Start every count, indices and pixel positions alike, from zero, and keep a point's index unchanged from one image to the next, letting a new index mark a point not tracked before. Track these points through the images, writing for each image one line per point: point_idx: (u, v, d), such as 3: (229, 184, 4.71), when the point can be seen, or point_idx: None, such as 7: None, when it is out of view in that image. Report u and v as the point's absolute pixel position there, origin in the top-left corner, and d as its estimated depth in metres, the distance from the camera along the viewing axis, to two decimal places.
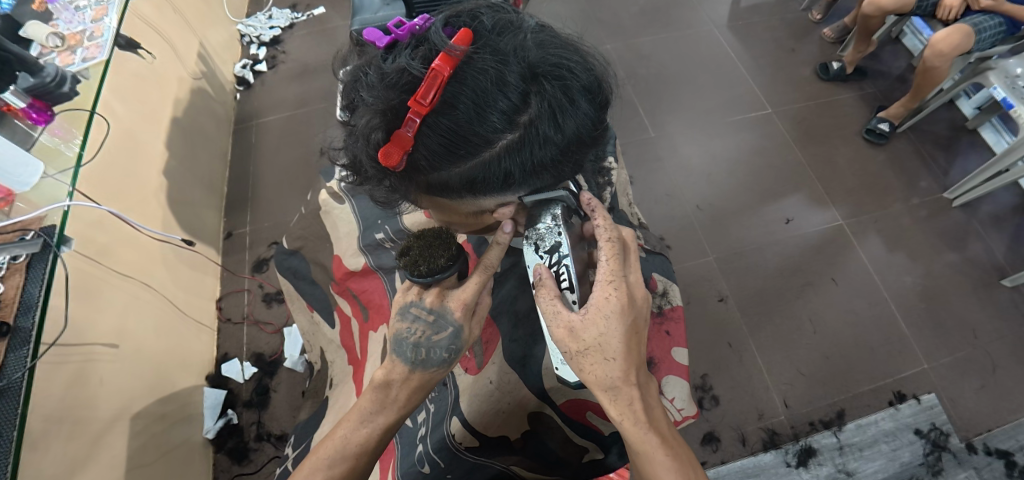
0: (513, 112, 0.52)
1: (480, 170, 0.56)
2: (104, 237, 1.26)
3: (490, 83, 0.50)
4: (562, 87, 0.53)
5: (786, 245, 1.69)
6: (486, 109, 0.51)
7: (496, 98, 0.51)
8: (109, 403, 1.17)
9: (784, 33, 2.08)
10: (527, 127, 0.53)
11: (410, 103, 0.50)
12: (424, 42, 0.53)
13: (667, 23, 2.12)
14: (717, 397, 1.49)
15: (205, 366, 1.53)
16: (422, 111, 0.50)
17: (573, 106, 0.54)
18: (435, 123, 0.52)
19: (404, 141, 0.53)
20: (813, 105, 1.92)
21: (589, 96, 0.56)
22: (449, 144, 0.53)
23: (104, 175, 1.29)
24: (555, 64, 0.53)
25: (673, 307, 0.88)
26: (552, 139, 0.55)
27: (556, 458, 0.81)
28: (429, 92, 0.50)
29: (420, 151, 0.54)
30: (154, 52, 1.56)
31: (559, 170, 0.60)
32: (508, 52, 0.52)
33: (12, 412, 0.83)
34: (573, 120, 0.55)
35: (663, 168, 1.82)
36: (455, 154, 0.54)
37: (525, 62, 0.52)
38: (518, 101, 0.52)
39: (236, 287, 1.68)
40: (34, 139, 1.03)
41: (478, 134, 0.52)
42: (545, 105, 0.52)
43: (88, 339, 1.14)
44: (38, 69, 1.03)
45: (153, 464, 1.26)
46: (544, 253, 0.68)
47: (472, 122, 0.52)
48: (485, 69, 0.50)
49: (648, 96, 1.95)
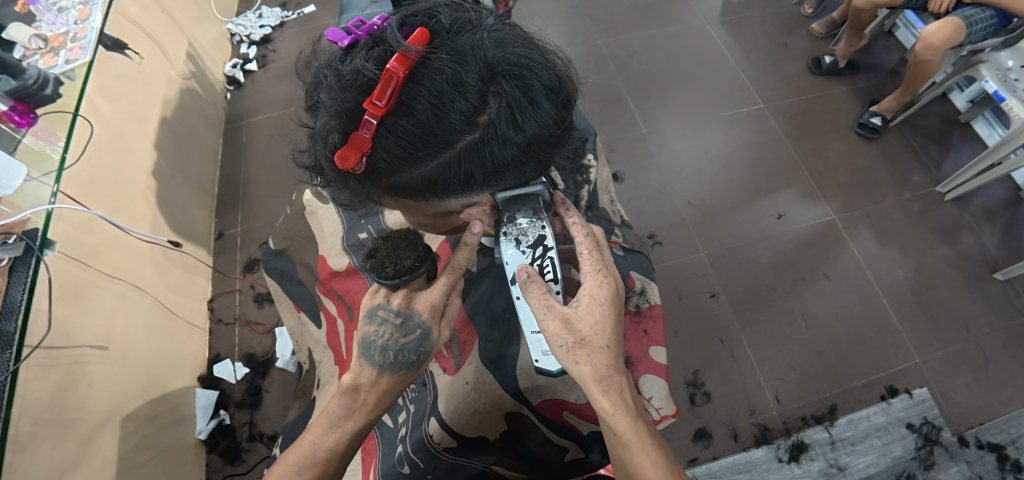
0: (472, 113, 0.52)
1: (441, 171, 0.55)
2: (91, 239, 1.25)
3: (446, 83, 0.50)
4: (522, 86, 0.52)
5: (778, 240, 1.68)
6: (443, 110, 0.51)
7: (453, 99, 0.50)
8: (99, 405, 1.18)
9: (776, 27, 2.07)
10: (486, 128, 0.53)
11: (365, 105, 0.50)
12: (380, 43, 0.53)
13: (658, 18, 2.10)
14: (709, 393, 1.49)
15: (197, 366, 1.53)
16: (378, 113, 0.50)
17: (534, 106, 0.54)
18: (393, 125, 0.51)
19: (361, 143, 0.52)
20: (805, 99, 1.91)
21: (551, 96, 0.56)
22: (407, 146, 0.53)
23: (92, 177, 1.29)
24: (515, 63, 0.52)
25: (651, 306, 0.87)
26: (512, 139, 0.54)
27: (535, 458, 0.82)
28: (384, 94, 0.49)
29: (379, 153, 0.54)
30: (143, 54, 1.56)
31: (523, 170, 0.60)
32: (466, 52, 0.51)
33: None
34: (534, 120, 0.54)
35: (655, 164, 1.81)
36: (415, 155, 0.54)
37: (483, 62, 0.51)
38: (476, 102, 0.51)
39: (228, 287, 1.68)
40: (17, 141, 1.04)
41: (436, 136, 0.52)
42: (504, 106, 0.52)
43: (75, 341, 1.14)
44: (20, 72, 1.03)
45: (145, 464, 1.27)
46: (527, 248, 0.67)
47: (430, 123, 0.51)
48: (441, 70, 0.50)
49: (640, 92, 1.94)
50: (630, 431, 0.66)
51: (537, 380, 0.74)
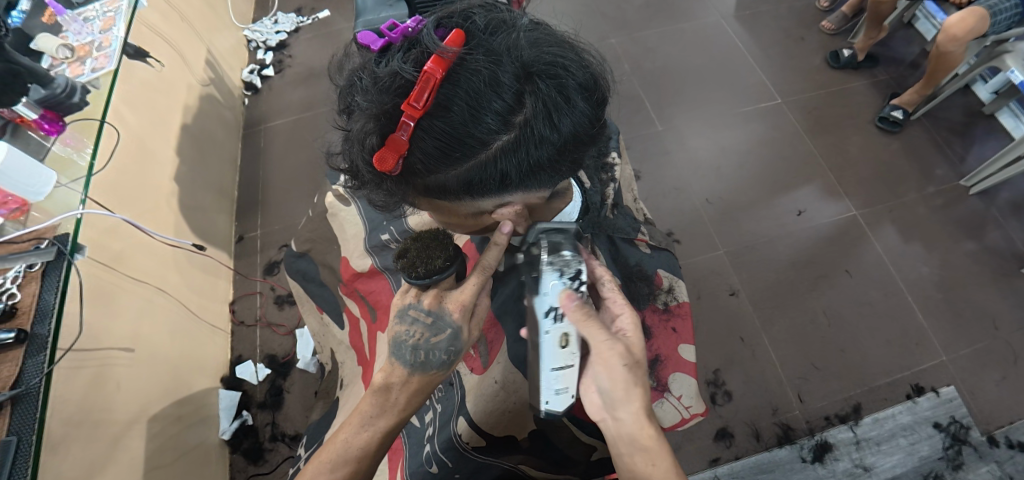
0: (508, 114, 0.51)
1: (476, 171, 0.55)
2: (115, 243, 1.27)
3: (482, 83, 0.49)
4: (557, 86, 0.52)
5: (799, 237, 1.67)
6: (480, 110, 0.50)
7: (491, 100, 0.50)
8: (126, 406, 1.20)
9: (792, 22, 2.05)
10: (522, 128, 0.52)
11: (403, 107, 0.49)
12: (415, 45, 0.52)
13: (673, 15, 2.09)
14: (730, 392, 1.48)
15: (220, 368, 1.55)
16: (416, 115, 0.50)
17: (568, 104, 0.53)
18: (429, 127, 0.51)
19: (399, 145, 0.52)
20: (824, 94, 1.88)
21: (586, 94, 0.55)
22: (443, 147, 0.52)
23: (118, 183, 1.31)
24: (550, 62, 0.52)
25: (680, 304, 0.87)
26: (547, 139, 0.54)
27: (563, 456, 0.81)
28: (421, 96, 0.49)
29: (416, 154, 0.53)
30: (163, 61, 1.56)
31: (556, 169, 0.59)
32: (501, 52, 0.50)
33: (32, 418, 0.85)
34: (569, 119, 0.54)
35: (671, 161, 1.81)
36: (451, 156, 0.53)
37: (519, 62, 0.51)
38: (512, 101, 0.51)
39: (249, 289, 1.70)
40: (46, 148, 1.07)
41: (473, 137, 0.52)
42: (540, 105, 0.51)
43: (103, 343, 1.17)
44: (49, 80, 1.06)
45: (170, 465, 1.29)
46: (570, 278, 0.71)
47: (466, 124, 0.51)
48: (478, 71, 0.50)
49: (655, 89, 1.93)
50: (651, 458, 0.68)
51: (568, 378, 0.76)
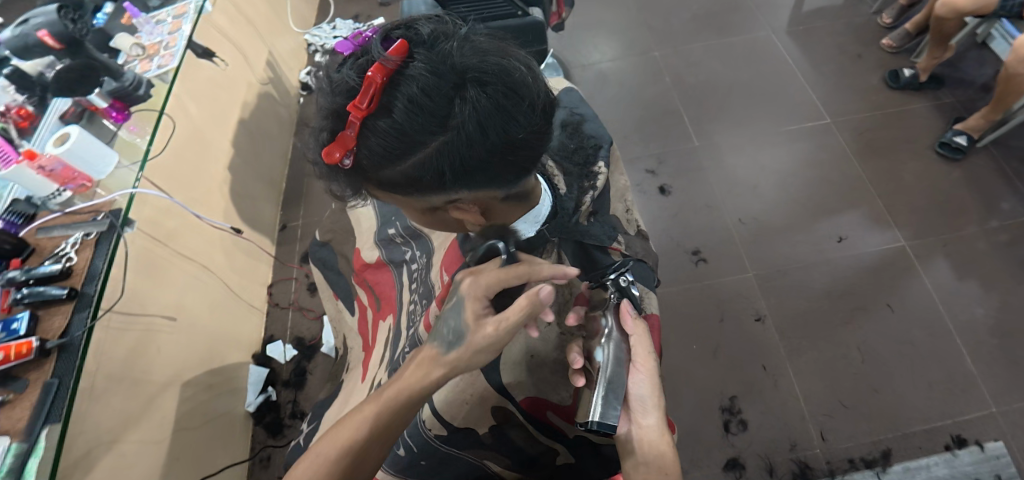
0: (443, 119, 0.52)
1: (419, 170, 0.56)
2: (170, 222, 1.41)
3: (417, 89, 0.50)
4: (495, 94, 0.51)
5: (838, 265, 1.57)
6: (416, 114, 0.51)
7: (426, 105, 0.51)
8: (163, 370, 1.33)
9: (850, 38, 1.94)
10: (459, 133, 0.52)
11: (348, 108, 0.52)
12: (363, 55, 0.56)
13: (721, 29, 2.04)
14: (745, 421, 1.41)
15: (253, 345, 1.68)
16: (360, 115, 0.52)
17: (508, 113, 0.52)
18: (373, 126, 0.53)
19: (347, 141, 0.55)
20: (879, 115, 1.76)
21: (531, 103, 0.54)
22: (385, 147, 0.54)
23: (174, 168, 1.45)
24: (490, 72, 0.51)
25: (649, 316, 0.82)
26: (485, 145, 0.53)
27: (528, 457, 0.83)
28: (364, 100, 0.52)
29: (363, 151, 0.56)
30: (227, 60, 1.70)
31: (503, 175, 0.59)
32: (441, 60, 0.51)
33: (73, 365, 0.95)
34: (509, 127, 0.53)
35: (705, 178, 1.76)
36: (393, 154, 0.55)
37: (457, 70, 0.51)
38: (446, 108, 0.51)
39: (286, 275, 1.84)
40: (114, 134, 1.19)
41: (412, 139, 0.53)
42: (475, 112, 0.51)
43: (147, 310, 1.30)
44: (119, 74, 1.19)
45: (198, 428, 1.41)
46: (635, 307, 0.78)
47: (404, 126, 0.52)
48: (414, 77, 0.50)
49: (694, 104, 1.88)
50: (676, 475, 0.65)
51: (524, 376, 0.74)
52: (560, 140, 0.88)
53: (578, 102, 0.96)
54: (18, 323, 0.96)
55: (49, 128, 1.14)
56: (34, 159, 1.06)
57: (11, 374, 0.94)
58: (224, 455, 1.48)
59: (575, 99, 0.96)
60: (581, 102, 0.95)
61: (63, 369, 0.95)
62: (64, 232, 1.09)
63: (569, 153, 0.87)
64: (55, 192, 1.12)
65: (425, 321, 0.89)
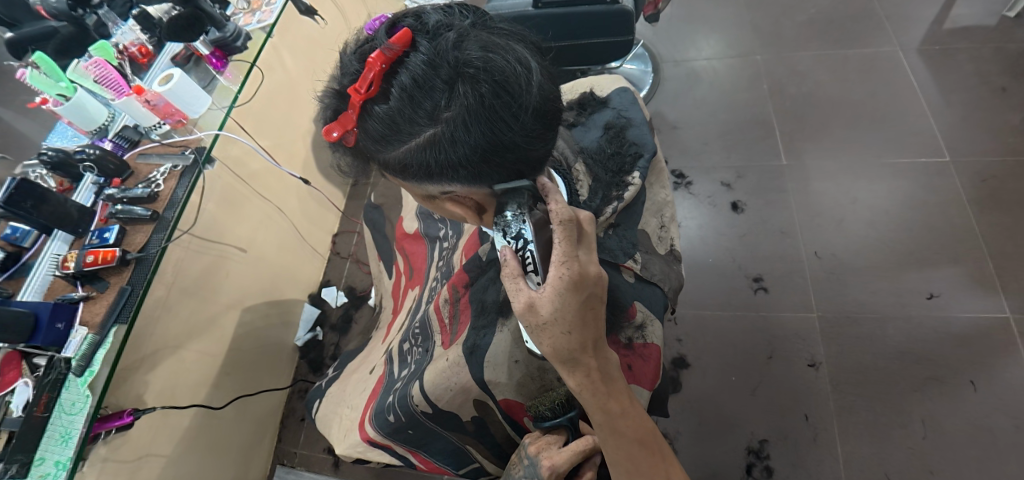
0: (430, 110, 0.62)
1: (408, 156, 0.67)
2: (255, 164, 1.55)
3: (409, 79, 0.61)
4: (478, 92, 0.60)
5: (922, 325, 1.38)
6: (410, 103, 0.62)
7: (417, 96, 0.62)
8: (229, 295, 1.47)
9: (996, 67, 1.69)
10: (444, 126, 0.62)
11: (351, 92, 0.64)
12: (368, 42, 0.68)
13: (839, 39, 1.85)
14: (772, 469, 1.30)
15: (310, 286, 1.84)
16: (360, 99, 0.64)
17: (490, 111, 0.61)
18: (371, 110, 0.65)
19: (349, 121, 0.67)
20: (1012, 162, 1.52)
21: (514, 103, 0.61)
22: (381, 131, 0.66)
23: (266, 111, 1.57)
24: (478, 69, 0.60)
25: (646, 345, 0.80)
26: (466, 141, 0.62)
27: (501, 451, 0.90)
28: (365, 85, 0.63)
29: (364, 132, 0.68)
30: (327, 19, 1.76)
31: (488, 174, 0.67)
32: (436, 55, 0.61)
33: (143, 277, 1.05)
34: (490, 125, 0.62)
35: (785, 201, 1.60)
36: (388, 138, 0.66)
37: (450, 65, 0.60)
38: (433, 100, 0.61)
39: (350, 228, 1.99)
40: (213, 78, 1.32)
41: (403, 125, 0.64)
42: (459, 108, 0.61)
43: (224, 240, 1.45)
44: (222, 25, 1.30)
45: (251, 350, 1.56)
46: (510, 238, 0.69)
47: (396, 113, 0.63)
48: (411, 69, 0.61)
49: (791, 118, 1.73)
50: (599, 412, 0.66)
51: (503, 376, 0.78)
52: (599, 143, 0.94)
53: (629, 104, 0.98)
54: (109, 233, 1.08)
55: (161, 67, 1.30)
56: (141, 93, 1.18)
57: (98, 274, 1.05)
58: (270, 379, 1.65)
59: (627, 100, 0.98)
60: (632, 105, 0.98)
61: (137, 279, 1.05)
62: (157, 160, 1.22)
63: (605, 158, 0.92)
64: (156, 124, 1.23)
65: (435, 303, 0.95)
